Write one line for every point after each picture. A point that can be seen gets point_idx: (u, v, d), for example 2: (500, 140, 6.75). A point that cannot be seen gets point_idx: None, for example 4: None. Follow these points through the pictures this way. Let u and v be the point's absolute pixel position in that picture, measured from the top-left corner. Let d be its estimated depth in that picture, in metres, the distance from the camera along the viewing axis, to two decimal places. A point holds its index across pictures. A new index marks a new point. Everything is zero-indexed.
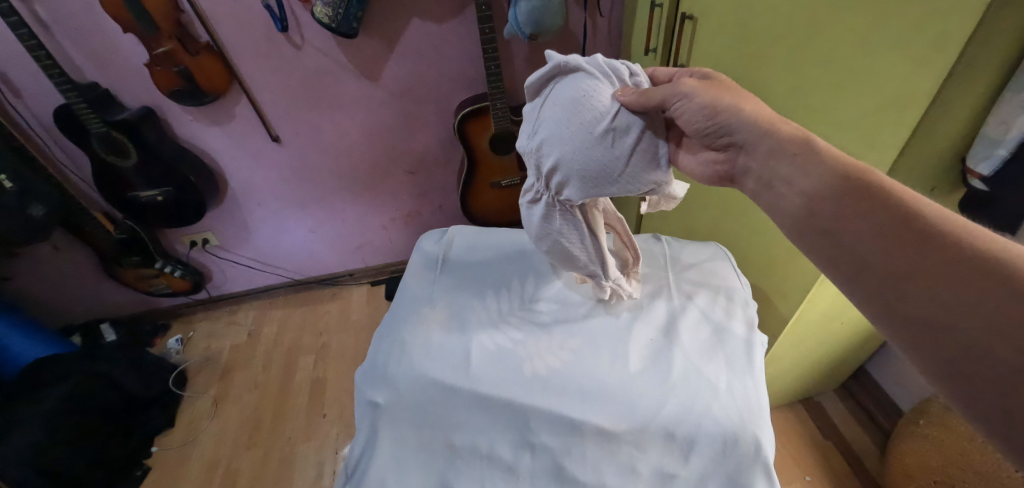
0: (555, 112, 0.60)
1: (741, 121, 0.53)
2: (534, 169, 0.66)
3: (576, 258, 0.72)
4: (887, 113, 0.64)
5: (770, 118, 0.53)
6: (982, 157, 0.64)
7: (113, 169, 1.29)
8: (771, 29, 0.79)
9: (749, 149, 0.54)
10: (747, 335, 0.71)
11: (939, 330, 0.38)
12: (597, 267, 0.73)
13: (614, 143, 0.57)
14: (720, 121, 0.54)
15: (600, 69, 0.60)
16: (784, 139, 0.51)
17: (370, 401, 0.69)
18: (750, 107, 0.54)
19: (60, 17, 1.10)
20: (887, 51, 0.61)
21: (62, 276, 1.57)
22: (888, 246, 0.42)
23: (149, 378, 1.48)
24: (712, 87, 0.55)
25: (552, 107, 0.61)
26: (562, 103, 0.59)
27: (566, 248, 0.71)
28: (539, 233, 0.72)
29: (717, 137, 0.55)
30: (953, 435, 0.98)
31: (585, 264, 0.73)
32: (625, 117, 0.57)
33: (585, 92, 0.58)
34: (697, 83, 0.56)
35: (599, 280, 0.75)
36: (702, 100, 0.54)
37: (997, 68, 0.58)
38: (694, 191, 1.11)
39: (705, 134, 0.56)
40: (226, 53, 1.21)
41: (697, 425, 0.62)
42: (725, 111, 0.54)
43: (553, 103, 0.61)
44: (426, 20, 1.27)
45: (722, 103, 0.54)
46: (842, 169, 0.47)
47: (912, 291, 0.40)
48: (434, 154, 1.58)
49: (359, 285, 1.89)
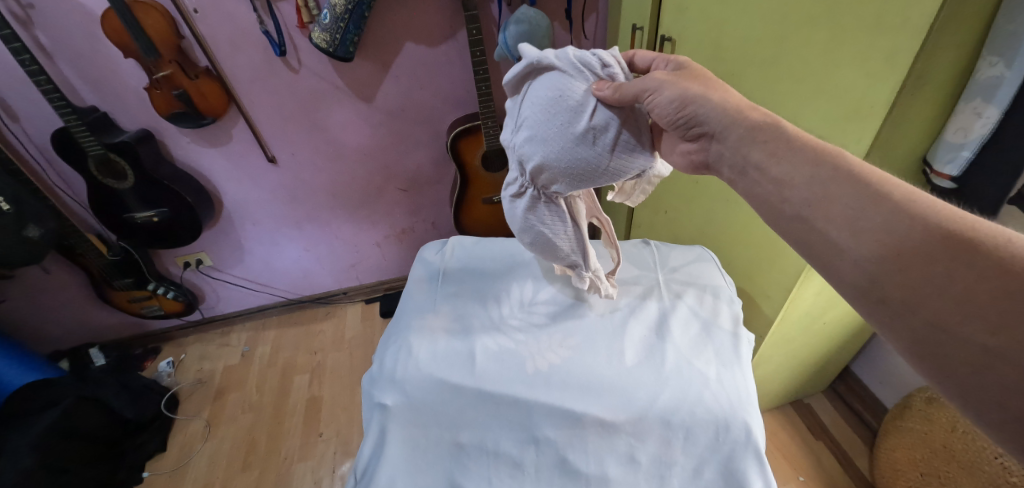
0: (534, 112, 0.63)
1: (708, 110, 0.56)
2: (517, 164, 0.70)
3: (560, 251, 0.75)
4: (852, 123, 0.68)
5: (738, 106, 0.55)
6: (946, 161, 0.68)
7: (110, 191, 1.31)
8: (742, 48, 0.84)
9: (721, 137, 0.56)
10: (733, 329, 0.74)
11: (912, 312, 0.41)
12: (579, 258, 0.75)
13: (595, 140, 0.61)
14: (688, 113, 0.57)
15: (571, 65, 0.62)
16: (756, 126, 0.53)
17: (378, 403, 0.70)
18: (719, 96, 0.57)
19: (60, 44, 1.13)
20: (850, 64, 0.66)
21: (52, 299, 1.56)
22: (858, 231, 0.44)
23: (142, 401, 1.46)
24: (681, 79, 0.58)
25: (530, 107, 0.64)
26: (539, 103, 0.63)
27: (549, 239, 0.73)
28: (521, 226, 0.75)
29: (688, 127, 0.58)
30: (936, 428, 1.01)
31: (567, 254, 0.75)
32: (602, 113, 0.60)
33: (560, 92, 0.61)
34: (666, 77, 0.59)
35: (579, 271, 0.77)
36: (671, 93, 0.58)
37: (951, 72, 0.63)
38: (680, 200, 1.15)
39: (674, 124, 0.59)
40: (225, 77, 1.24)
41: (691, 414, 0.64)
42: (692, 102, 0.57)
43: (531, 102, 0.64)
44: (419, 44, 1.31)
45: (690, 94, 0.57)
46: (815, 154, 0.49)
47: (886, 276, 0.42)
48: (426, 172, 1.61)
49: (353, 303, 1.89)
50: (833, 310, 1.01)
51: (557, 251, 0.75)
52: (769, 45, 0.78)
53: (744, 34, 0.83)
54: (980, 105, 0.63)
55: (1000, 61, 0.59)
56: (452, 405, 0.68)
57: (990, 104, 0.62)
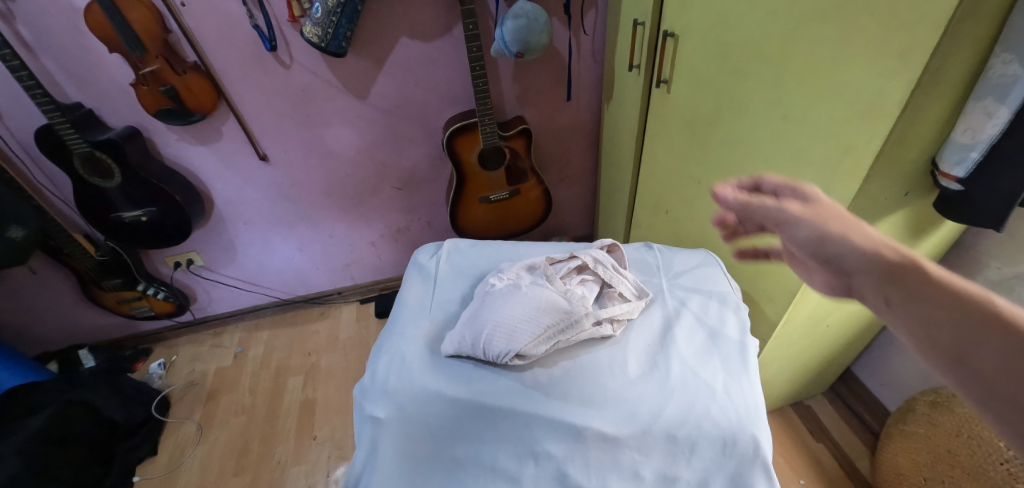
0: (503, 305, 0.70)
1: (853, 258, 0.46)
2: (507, 326, 0.68)
3: (568, 335, 0.69)
4: (863, 123, 0.66)
5: (890, 251, 0.45)
6: (954, 162, 0.66)
7: (96, 190, 1.27)
8: (748, 43, 0.81)
9: (862, 283, 0.46)
10: (741, 338, 0.71)
11: None
12: (606, 329, 0.71)
13: (571, 297, 0.72)
14: (830, 256, 0.48)
15: (507, 278, 0.77)
16: (905, 274, 0.43)
17: (370, 416, 0.67)
18: (867, 240, 0.46)
19: (43, 38, 1.09)
20: (863, 61, 0.63)
21: (38, 300, 1.52)
22: None
23: (130, 404, 1.43)
24: (820, 216, 0.49)
25: (497, 302, 0.71)
26: (501, 298, 0.72)
27: (573, 333, 0.69)
28: (536, 342, 0.67)
29: (828, 269, 0.49)
30: (940, 432, 0.99)
31: (593, 332, 0.70)
32: (559, 283, 0.74)
33: (513, 289, 0.73)
34: (803, 211, 0.50)
35: (606, 330, 0.71)
36: (811, 232, 0.49)
37: (967, 68, 0.60)
38: (683, 201, 1.12)
39: (815, 262, 0.50)
40: (214, 72, 1.20)
41: (698, 428, 0.61)
42: (833, 246, 0.47)
43: (496, 303, 0.71)
44: (414, 39, 1.28)
45: (832, 236, 0.47)
46: (967, 297, 0.40)
47: None
48: (422, 171, 1.58)
49: (348, 304, 1.86)
50: (836, 314, 0.99)
51: (564, 334, 0.69)
52: (775, 42, 0.76)
53: (748, 30, 0.80)
54: (991, 105, 0.60)
55: (1014, 60, 0.56)
56: (447, 418, 0.65)
57: (1002, 104, 0.59)
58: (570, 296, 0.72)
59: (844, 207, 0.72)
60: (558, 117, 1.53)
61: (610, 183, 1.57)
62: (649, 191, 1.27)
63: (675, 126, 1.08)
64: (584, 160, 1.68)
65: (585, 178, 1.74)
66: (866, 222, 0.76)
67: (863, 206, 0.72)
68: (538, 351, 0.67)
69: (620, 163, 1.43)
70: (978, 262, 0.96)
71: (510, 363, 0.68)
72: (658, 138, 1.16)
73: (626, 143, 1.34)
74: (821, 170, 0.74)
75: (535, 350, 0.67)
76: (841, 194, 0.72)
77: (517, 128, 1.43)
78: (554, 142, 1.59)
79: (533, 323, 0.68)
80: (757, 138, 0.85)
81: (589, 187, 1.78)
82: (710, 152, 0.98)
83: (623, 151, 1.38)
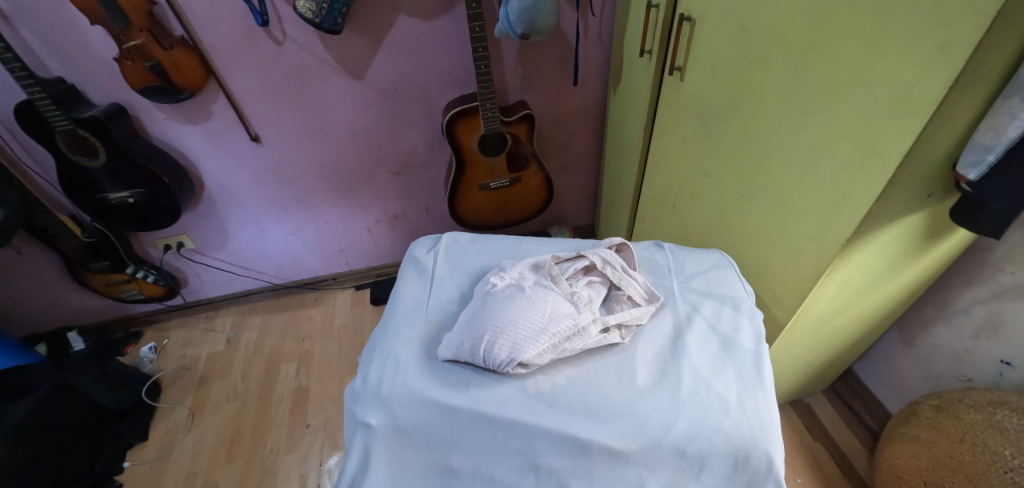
0: (504, 307, 0.67)
1: None
2: (511, 334, 0.64)
3: (574, 342, 0.66)
4: (892, 119, 0.62)
5: None
6: (970, 163, 0.62)
7: (81, 170, 1.22)
8: (771, 32, 0.76)
9: None
10: (755, 347, 0.68)
11: None
12: (614, 337, 0.68)
13: (576, 302, 0.69)
14: None
15: (508, 278, 0.74)
16: None
17: (363, 422, 0.64)
18: None
19: (20, 7, 1.02)
20: (898, 53, 0.59)
21: (25, 280, 1.47)
22: None
23: (120, 389, 1.40)
24: None
25: (497, 306, 0.68)
26: (500, 301, 0.69)
27: (580, 343, 0.66)
28: (542, 351, 0.64)
29: None
30: (942, 437, 0.96)
31: (601, 341, 0.67)
32: (564, 285, 0.71)
33: (515, 291, 0.70)
34: None
35: (613, 339, 0.68)
36: None
37: (1009, 63, 0.56)
38: (693, 193, 1.08)
39: None
40: (202, 47, 1.14)
41: (709, 443, 0.59)
42: None
43: (495, 306, 0.68)
44: (414, 17, 1.22)
45: None
46: None
47: None
48: (421, 155, 1.53)
49: (343, 290, 1.83)
50: (845, 315, 0.96)
51: (569, 342, 0.65)
52: (801, 29, 0.71)
53: (772, 13, 0.75)
54: (1016, 105, 0.56)
55: None
56: (444, 428, 0.62)
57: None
58: (576, 300, 0.69)
59: (866, 208, 0.68)
60: (562, 103, 1.47)
61: (614, 172, 1.53)
62: (656, 182, 1.23)
63: (687, 116, 1.03)
64: (587, 149, 1.64)
65: (587, 167, 1.70)
66: (887, 222, 0.72)
67: (885, 208, 0.69)
68: (542, 360, 0.64)
69: (625, 152, 1.38)
70: (994, 266, 0.93)
71: (512, 371, 0.64)
72: (668, 128, 1.11)
73: (633, 132, 1.29)
74: (843, 169, 0.70)
75: (538, 359, 0.64)
76: (863, 195, 0.68)
77: (519, 114, 1.38)
78: (557, 128, 1.53)
79: (538, 330, 0.64)
80: (774, 133, 0.80)
81: (591, 176, 1.74)
82: (723, 145, 0.94)
83: (630, 139, 1.33)
